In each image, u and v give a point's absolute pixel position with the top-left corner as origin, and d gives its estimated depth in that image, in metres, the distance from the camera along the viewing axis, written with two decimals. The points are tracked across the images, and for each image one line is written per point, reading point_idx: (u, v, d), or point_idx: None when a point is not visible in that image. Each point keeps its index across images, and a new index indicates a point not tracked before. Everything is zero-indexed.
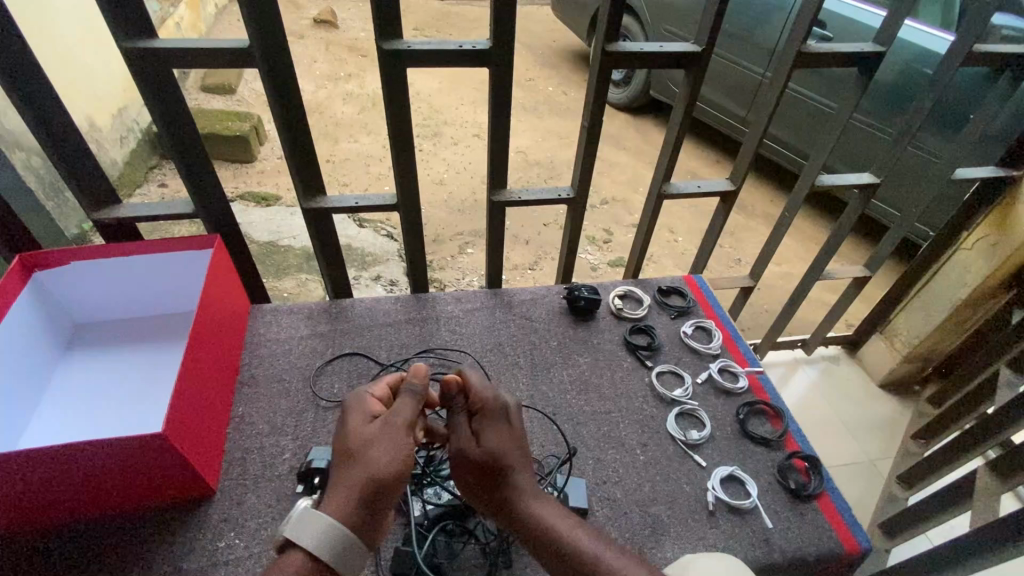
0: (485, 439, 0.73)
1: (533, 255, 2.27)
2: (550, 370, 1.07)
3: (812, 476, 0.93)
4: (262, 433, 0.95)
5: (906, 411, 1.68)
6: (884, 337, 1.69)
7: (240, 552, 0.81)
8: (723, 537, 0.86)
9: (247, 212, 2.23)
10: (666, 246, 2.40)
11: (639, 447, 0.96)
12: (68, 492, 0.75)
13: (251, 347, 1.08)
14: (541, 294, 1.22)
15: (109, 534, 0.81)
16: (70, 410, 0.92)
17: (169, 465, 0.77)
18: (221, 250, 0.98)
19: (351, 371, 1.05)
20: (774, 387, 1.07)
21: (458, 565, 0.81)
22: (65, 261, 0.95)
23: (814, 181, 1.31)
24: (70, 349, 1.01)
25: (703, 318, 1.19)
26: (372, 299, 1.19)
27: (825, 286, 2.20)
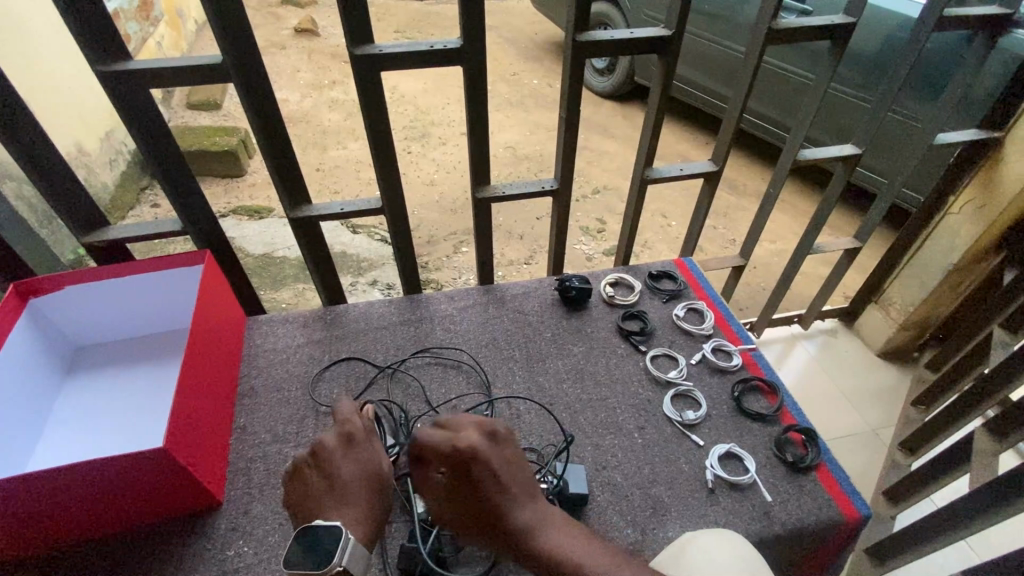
0: (478, 470, 0.71)
1: (528, 249, 2.28)
2: (545, 361, 1.09)
3: (809, 448, 0.94)
4: (265, 442, 0.96)
5: (906, 378, 1.69)
6: (879, 306, 1.70)
7: (249, 559, 0.83)
8: (724, 513, 0.87)
9: (241, 226, 2.25)
10: (659, 232, 2.40)
11: (637, 431, 0.97)
12: (73, 512, 0.76)
13: (249, 358, 1.09)
14: (533, 287, 1.23)
15: (119, 548, 0.83)
16: (74, 432, 0.93)
17: (174, 480, 0.79)
18: (213, 264, 0.99)
19: (349, 375, 1.07)
20: (767, 363, 1.08)
21: (464, 558, 0.82)
22: (60, 285, 0.96)
23: (797, 157, 1.31)
24: (71, 371, 1.03)
25: (695, 299, 1.20)
26: (365, 303, 1.20)
27: (819, 260, 2.20)
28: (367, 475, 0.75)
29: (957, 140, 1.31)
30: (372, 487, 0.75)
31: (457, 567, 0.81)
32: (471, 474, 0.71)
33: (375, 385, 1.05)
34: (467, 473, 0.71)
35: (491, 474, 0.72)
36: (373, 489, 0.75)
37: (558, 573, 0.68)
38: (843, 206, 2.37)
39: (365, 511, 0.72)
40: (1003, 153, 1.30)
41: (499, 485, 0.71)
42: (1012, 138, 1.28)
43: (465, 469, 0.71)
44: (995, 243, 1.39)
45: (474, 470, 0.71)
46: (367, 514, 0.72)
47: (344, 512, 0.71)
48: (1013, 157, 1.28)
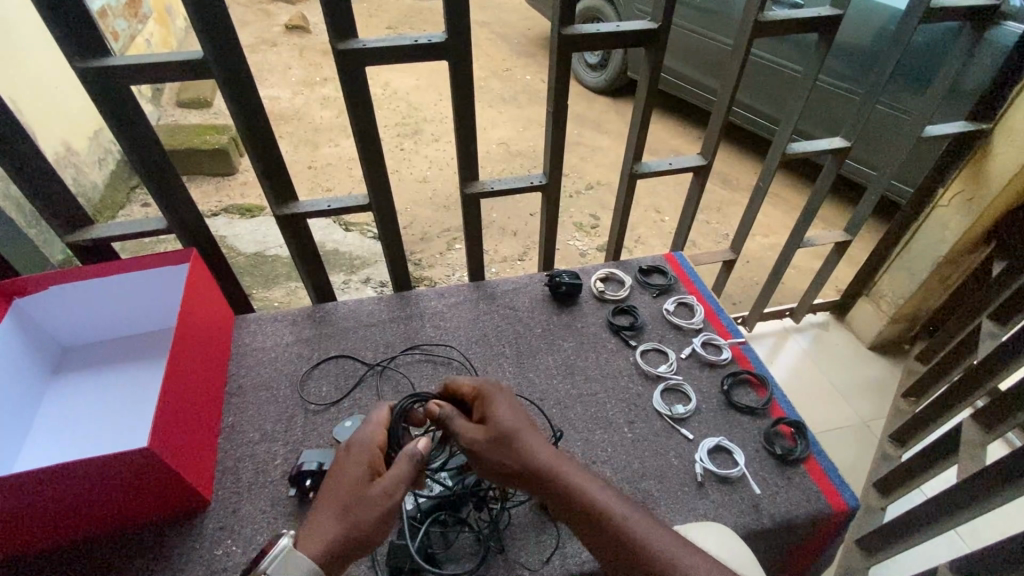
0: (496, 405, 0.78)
1: (521, 246, 2.28)
2: (536, 357, 1.09)
3: (798, 440, 0.94)
4: (253, 441, 0.96)
5: (897, 369, 1.69)
6: (870, 299, 1.71)
7: (238, 557, 0.82)
8: (713, 506, 0.87)
9: (232, 225, 2.24)
10: (652, 227, 2.40)
11: (627, 425, 0.97)
12: (57, 515, 0.75)
13: (237, 357, 1.09)
14: (523, 283, 1.23)
15: (105, 551, 0.82)
16: (61, 433, 0.93)
17: (161, 481, 0.78)
18: (199, 263, 0.99)
19: (338, 373, 1.06)
20: (757, 357, 1.08)
21: (453, 554, 0.82)
22: (45, 286, 0.95)
23: (785, 150, 1.31)
24: (58, 372, 1.02)
25: (686, 294, 1.20)
26: (355, 301, 1.20)
27: (811, 253, 2.21)
28: (354, 492, 0.69)
29: (945, 132, 1.31)
30: (345, 506, 0.68)
31: (446, 563, 0.81)
32: (494, 401, 0.78)
33: (364, 383, 1.05)
34: (487, 409, 0.78)
35: (508, 408, 0.78)
36: (344, 509, 0.68)
37: (579, 508, 0.69)
38: (834, 198, 2.38)
39: (330, 529, 0.67)
40: (992, 145, 1.30)
41: (519, 413, 0.78)
42: (1001, 127, 1.28)
43: (488, 397, 0.79)
44: (984, 235, 1.39)
45: (495, 398, 0.79)
46: (328, 531, 0.67)
47: (311, 529, 0.68)
48: (1003, 146, 1.28)
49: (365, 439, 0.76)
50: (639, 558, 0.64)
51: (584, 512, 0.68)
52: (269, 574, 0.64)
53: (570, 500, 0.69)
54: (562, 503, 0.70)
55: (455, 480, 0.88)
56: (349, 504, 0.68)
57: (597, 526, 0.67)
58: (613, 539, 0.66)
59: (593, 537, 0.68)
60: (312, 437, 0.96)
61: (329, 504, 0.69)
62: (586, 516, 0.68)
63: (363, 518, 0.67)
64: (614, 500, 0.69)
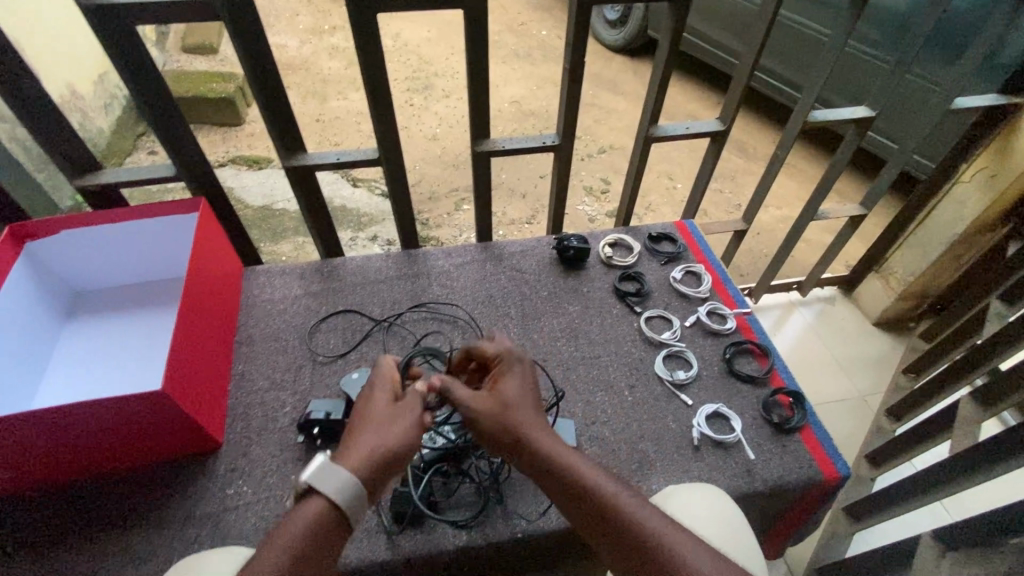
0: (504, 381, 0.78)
1: (530, 209, 2.25)
2: (540, 320, 1.09)
3: (796, 410, 0.95)
4: (262, 389, 0.98)
5: (900, 346, 1.69)
6: (879, 275, 1.69)
7: (248, 497, 0.86)
8: (708, 469, 0.89)
9: (239, 177, 2.22)
10: (664, 194, 2.37)
11: (627, 388, 0.99)
12: (74, 450, 0.78)
13: (247, 307, 1.10)
14: (531, 246, 1.23)
15: (120, 486, 0.85)
16: (75, 375, 0.96)
17: (173, 422, 0.81)
18: (207, 213, 0.99)
19: (345, 327, 1.08)
20: (761, 327, 1.09)
21: (454, 502, 0.86)
22: (55, 231, 0.96)
23: (806, 118, 1.27)
24: (70, 317, 1.04)
25: (694, 262, 1.19)
26: (362, 257, 1.20)
27: (822, 228, 2.18)
28: (385, 414, 0.71)
29: (975, 105, 1.26)
30: (380, 426, 0.69)
31: (447, 511, 0.85)
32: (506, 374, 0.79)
33: (371, 338, 1.06)
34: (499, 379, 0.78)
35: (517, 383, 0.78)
36: (381, 426, 0.69)
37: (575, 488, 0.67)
38: (851, 172, 2.32)
39: (369, 444, 0.67)
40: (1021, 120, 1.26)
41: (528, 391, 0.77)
42: None
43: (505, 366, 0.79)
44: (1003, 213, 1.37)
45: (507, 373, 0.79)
46: (367, 447, 0.67)
47: (349, 447, 0.67)
48: None
49: (386, 371, 0.77)
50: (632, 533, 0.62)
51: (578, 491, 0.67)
52: (310, 484, 0.62)
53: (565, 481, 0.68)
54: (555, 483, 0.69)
55: (458, 434, 0.91)
56: (382, 423, 0.70)
57: (588, 503, 0.66)
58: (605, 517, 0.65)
59: (585, 514, 0.66)
60: (319, 387, 0.99)
61: (363, 426, 0.70)
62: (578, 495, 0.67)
63: (397, 436, 0.69)
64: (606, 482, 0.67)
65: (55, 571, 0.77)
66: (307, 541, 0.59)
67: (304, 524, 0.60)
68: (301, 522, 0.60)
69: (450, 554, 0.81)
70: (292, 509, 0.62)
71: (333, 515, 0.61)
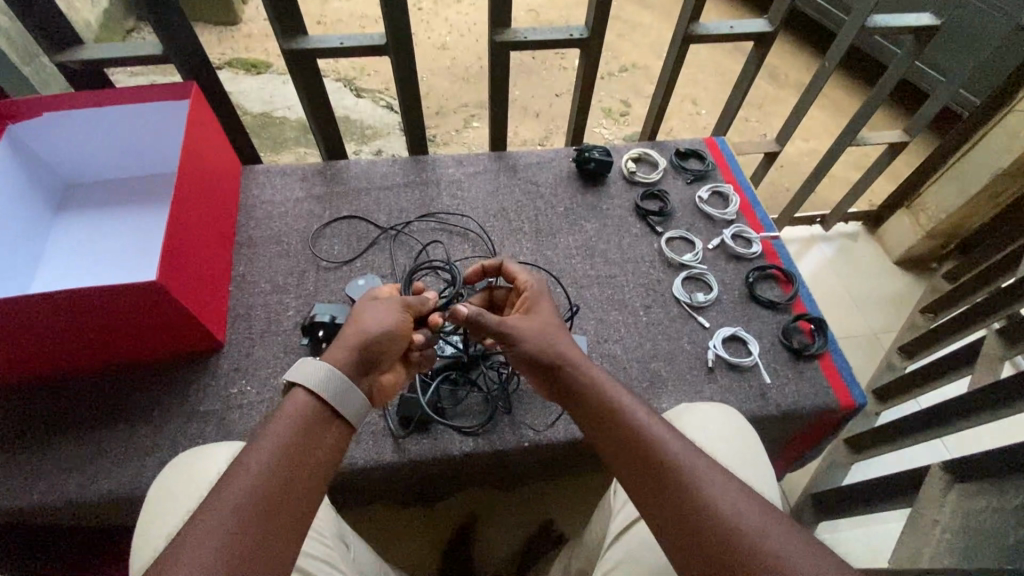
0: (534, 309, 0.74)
1: (544, 129, 2.13)
2: (556, 235, 1.04)
3: (816, 337, 0.92)
4: (265, 292, 0.95)
5: (919, 286, 1.65)
6: (909, 211, 1.61)
7: (252, 396, 0.85)
8: (720, 390, 0.87)
9: (236, 80, 2.07)
10: (686, 120, 2.22)
11: (643, 308, 0.95)
12: (71, 339, 0.76)
13: (247, 208, 1.04)
14: (548, 158, 1.14)
15: (122, 380, 0.84)
16: (69, 267, 0.92)
17: (171, 316, 0.78)
18: (199, 99, 0.91)
19: (350, 233, 1.03)
20: (788, 253, 1.03)
21: (461, 410, 0.85)
22: (37, 112, 0.89)
23: (861, 26, 1.14)
24: (61, 208, 0.99)
25: (721, 183, 1.12)
26: (368, 161, 1.12)
27: (852, 162, 2.06)
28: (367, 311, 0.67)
29: None
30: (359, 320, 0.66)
31: (454, 418, 0.84)
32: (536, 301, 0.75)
33: (377, 246, 1.01)
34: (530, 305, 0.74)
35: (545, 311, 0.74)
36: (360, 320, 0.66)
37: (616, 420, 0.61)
38: (887, 104, 2.16)
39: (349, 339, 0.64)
40: None
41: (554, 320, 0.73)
42: None
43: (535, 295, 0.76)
44: None
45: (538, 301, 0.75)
46: (347, 341, 0.63)
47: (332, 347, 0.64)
48: None
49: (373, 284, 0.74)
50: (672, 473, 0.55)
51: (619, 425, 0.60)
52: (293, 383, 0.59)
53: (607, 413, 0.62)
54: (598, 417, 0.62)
55: (467, 344, 0.89)
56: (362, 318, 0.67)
57: (628, 438, 0.59)
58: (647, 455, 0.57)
59: (621, 449, 0.59)
60: (324, 292, 0.95)
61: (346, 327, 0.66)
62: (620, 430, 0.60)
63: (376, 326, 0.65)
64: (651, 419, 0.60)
65: (61, 456, 0.78)
66: (299, 434, 0.55)
67: (292, 418, 0.56)
68: (288, 417, 0.56)
69: (456, 459, 0.81)
70: (279, 405, 0.57)
71: (317, 407, 0.57)
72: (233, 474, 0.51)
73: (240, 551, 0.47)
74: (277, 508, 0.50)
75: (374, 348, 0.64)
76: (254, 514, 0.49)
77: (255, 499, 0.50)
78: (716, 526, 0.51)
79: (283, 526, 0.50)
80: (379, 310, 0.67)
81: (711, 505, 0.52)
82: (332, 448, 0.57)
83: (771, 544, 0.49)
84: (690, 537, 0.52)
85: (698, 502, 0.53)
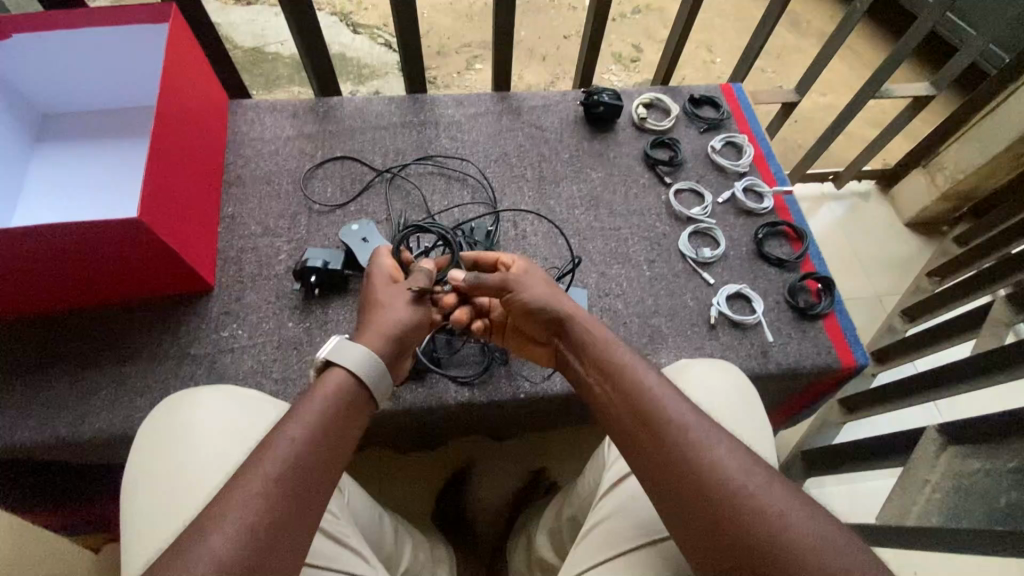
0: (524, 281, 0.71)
1: (550, 74, 2.02)
2: (559, 184, 0.99)
3: (823, 297, 0.90)
4: (255, 234, 0.91)
5: (928, 249, 1.61)
6: (926, 171, 1.55)
7: (244, 341, 0.83)
8: (720, 347, 0.86)
9: (224, 10, 1.94)
10: (700, 68, 2.11)
11: (646, 263, 0.92)
12: (52, 276, 0.73)
13: (235, 146, 0.99)
14: (554, 100, 1.08)
15: (110, 319, 0.82)
16: (51, 203, 0.87)
17: (156, 256, 0.75)
18: (179, 23, 0.84)
19: (343, 175, 0.98)
20: (800, 210, 0.99)
21: (457, 360, 0.84)
22: (9, 34, 0.83)
23: None
24: (39, 140, 0.93)
25: (736, 133, 1.06)
26: (363, 99, 1.06)
27: (870, 118, 1.97)
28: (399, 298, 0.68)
29: None
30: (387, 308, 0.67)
31: (450, 367, 0.83)
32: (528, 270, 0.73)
33: (372, 189, 0.97)
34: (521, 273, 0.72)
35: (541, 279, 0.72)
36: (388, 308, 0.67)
37: (632, 401, 0.58)
38: (911, 57, 2.05)
39: (380, 326, 0.65)
40: None
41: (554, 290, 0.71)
42: None
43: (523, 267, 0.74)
44: None
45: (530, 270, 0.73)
46: (380, 327, 0.64)
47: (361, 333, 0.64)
48: None
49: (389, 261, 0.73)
50: (699, 468, 0.51)
51: (639, 407, 0.57)
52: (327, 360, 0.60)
53: (625, 396, 0.58)
54: (615, 401, 0.59)
55: None
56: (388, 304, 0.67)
57: (646, 423, 0.56)
58: (670, 444, 0.53)
59: (636, 436, 0.56)
60: (317, 236, 0.92)
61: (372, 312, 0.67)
62: (639, 415, 0.56)
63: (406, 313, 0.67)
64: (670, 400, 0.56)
65: (51, 394, 0.76)
66: (331, 418, 0.55)
67: (330, 399, 0.56)
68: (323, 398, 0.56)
69: (451, 408, 0.81)
70: (313, 384, 0.58)
71: (352, 391, 0.58)
72: (269, 443, 0.51)
73: (273, 519, 0.48)
74: (308, 481, 0.51)
75: (403, 334, 0.66)
76: (288, 484, 0.49)
77: (287, 468, 0.50)
78: (733, 500, 0.49)
79: (313, 498, 0.51)
80: (405, 298, 0.68)
81: (724, 479, 0.50)
82: (359, 429, 0.58)
83: (787, 519, 0.48)
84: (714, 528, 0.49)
85: (714, 476, 0.51)
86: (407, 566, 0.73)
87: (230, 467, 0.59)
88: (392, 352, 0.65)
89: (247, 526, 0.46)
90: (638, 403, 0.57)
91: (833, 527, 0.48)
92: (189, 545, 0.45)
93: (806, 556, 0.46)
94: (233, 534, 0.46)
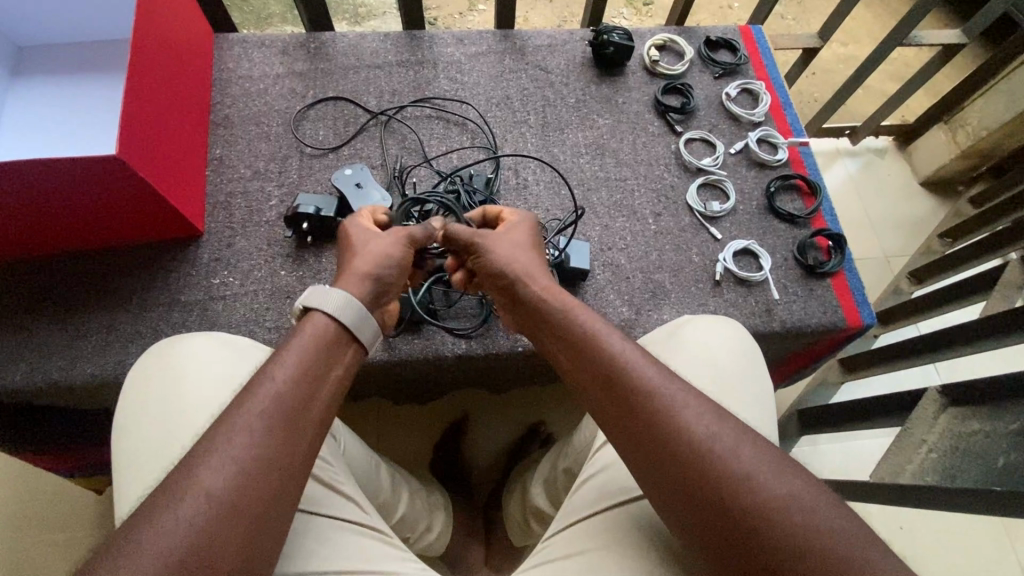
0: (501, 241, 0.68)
1: (558, 17, 1.90)
2: (564, 131, 0.94)
3: (833, 255, 0.87)
4: (245, 178, 0.87)
5: (941, 210, 1.57)
6: (947, 127, 1.49)
7: (235, 288, 0.81)
8: (725, 304, 0.83)
9: None
10: (717, 14, 1.98)
11: (652, 217, 0.89)
12: (32, 219, 0.70)
13: (221, 84, 0.93)
14: (561, 40, 1.01)
15: (97, 264, 0.79)
16: (30, 142, 0.83)
17: (140, 199, 0.71)
18: None
19: (336, 117, 0.93)
20: (815, 163, 0.95)
21: (454, 313, 0.82)
22: None
23: None
24: (15, 75, 0.88)
25: (753, 79, 1.00)
26: (357, 35, 0.99)
27: (892, 71, 1.88)
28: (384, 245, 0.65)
29: None
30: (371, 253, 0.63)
31: (447, 320, 0.81)
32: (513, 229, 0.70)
33: (366, 133, 0.92)
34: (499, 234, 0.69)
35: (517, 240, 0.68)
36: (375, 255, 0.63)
37: (601, 369, 0.56)
38: (940, 6, 1.93)
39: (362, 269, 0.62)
40: None
41: (529, 255, 0.67)
42: None
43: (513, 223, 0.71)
44: None
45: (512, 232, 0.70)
46: (362, 272, 0.61)
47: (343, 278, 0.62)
48: None
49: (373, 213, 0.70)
50: (671, 439, 0.50)
51: (608, 377, 0.55)
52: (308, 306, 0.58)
53: (595, 364, 0.56)
54: (585, 368, 0.57)
55: None
56: (372, 251, 0.64)
57: (617, 392, 0.54)
58: (642, 414, 0.52)
59: (608, 404, 0.54)
60: (309, 181, 0.88)
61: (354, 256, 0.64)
62: (610, 384, 0.55)
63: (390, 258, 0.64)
64: (643, 370, 0.54)
65: (41, 340, 0.75)
66: (313, 360, 0.54)
67: (315, 338, 0.55)
68: (309, 337, 0.55)
69: (448, 361, 0.80)
70: (295, 327, 0.56)
71: (336, 333, 0.56)
72: (253, 389, 0.50)
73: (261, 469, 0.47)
74: (298, 428, 0.50)
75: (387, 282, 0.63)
76: (270, 428, 0.48)
77: (268, 411, 0.49)
78: (703, 469, 0.48)
79: (298, 442, 0.49)
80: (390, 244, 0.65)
81: (699, 448, 0.49)
82: (344, 373, 0.56)
83: (756, 483, 0.47)
84: (690, 500, 0.48)
85: (688, 446, 0.49)
86: (402, 513, 0.73)
87: (215, 407, 0.57)
88: (374, 291, 0.62)
89: (232, 468, 0.46)
90: (609, 372, 0.55)
91: (806, 487, 0.47)
92: (178, 488, 0.44)
93: (775, 521, 0.45)
94: (218, 476, 0.45)
